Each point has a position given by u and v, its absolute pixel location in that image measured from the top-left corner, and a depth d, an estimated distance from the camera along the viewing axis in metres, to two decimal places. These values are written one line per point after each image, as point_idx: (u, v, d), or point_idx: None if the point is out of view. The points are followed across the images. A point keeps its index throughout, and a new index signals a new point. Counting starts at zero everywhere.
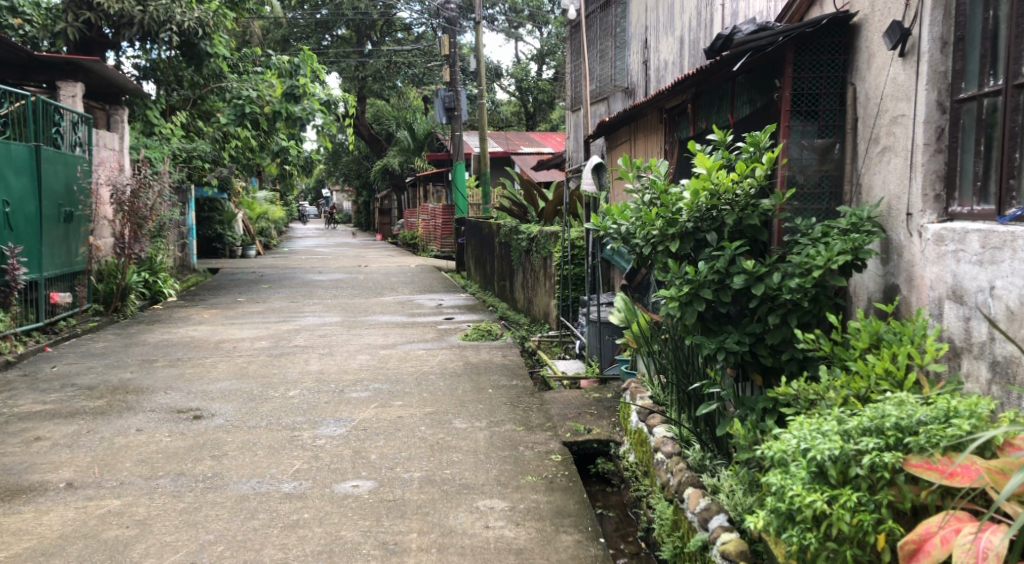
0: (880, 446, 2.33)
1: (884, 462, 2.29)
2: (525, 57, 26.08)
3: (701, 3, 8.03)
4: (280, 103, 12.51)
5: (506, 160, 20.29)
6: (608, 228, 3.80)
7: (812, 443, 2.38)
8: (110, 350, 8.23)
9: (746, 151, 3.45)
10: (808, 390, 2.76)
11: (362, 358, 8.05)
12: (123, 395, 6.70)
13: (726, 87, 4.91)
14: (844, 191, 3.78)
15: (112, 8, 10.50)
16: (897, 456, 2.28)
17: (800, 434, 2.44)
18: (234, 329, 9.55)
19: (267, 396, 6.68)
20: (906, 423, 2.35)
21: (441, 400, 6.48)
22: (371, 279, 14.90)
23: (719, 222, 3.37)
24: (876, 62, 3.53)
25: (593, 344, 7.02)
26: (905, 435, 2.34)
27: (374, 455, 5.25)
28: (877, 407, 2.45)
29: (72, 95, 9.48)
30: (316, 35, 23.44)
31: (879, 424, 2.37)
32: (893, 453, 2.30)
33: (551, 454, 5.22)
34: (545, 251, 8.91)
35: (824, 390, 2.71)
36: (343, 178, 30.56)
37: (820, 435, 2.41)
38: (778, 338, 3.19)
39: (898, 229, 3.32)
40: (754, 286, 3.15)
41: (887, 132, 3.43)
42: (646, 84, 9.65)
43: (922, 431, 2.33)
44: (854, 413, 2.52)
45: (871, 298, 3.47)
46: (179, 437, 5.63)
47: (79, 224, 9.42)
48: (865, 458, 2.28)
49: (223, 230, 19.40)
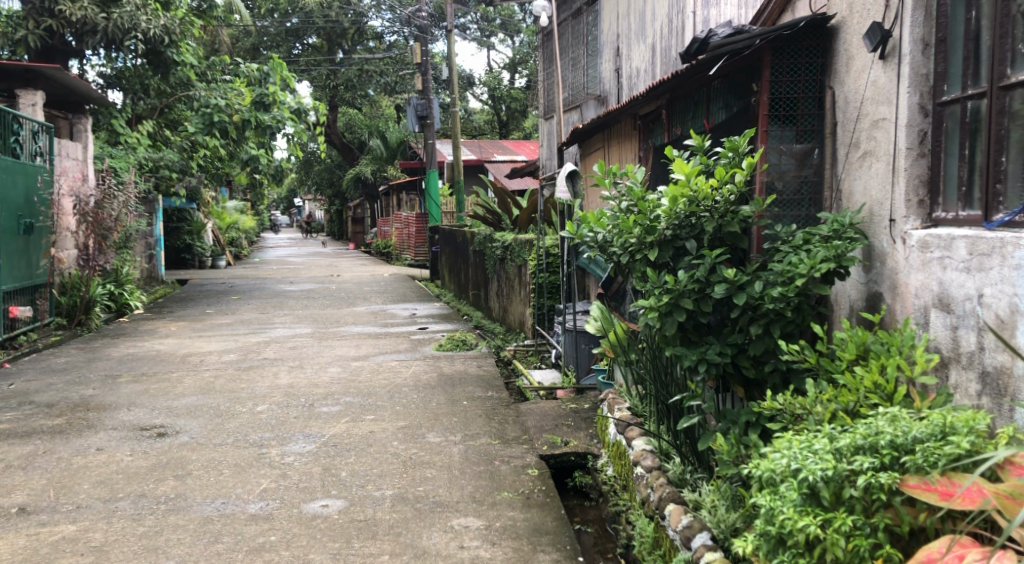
0: (875, 465, 2.24)
1: (881, 483, 2.20)
2: (498, 66, 26.04)
3: (672, 10, 7.98)
4: (249, 111, 12.34)
5: (480, 168, 20.18)
6: (584, 236, 3.68)
7: (803, 463, 2.29)
8: (71, 365, 7.97)
9: (724, 156, 3.35)
10: (795, 404, 2.66)
11: (333, 370, 7.86)
12: (83, 413, 6.47)
13: (702, 93, 4.83)
14: (824, 197, 3.70)
15: (74, 14, 10.28)
16: (893, 476, 2.19)
17: (790, 453, 2.35)
18: (201, 342, 9.32)
19: (234, 412, 6.48)
20: (901, 441, 2.26)
21: (414, 414, 6.32)
22: (344, 289, 14.69)
23: (698, 230, 3.26)
24: (855, 65, 3.45)
25: (569, 353, 6.90)
26: (901, 454, 2.26)
27: (344, 473, 5.09)
28: (870, 423, 2.36)
29: (31, 104, 9.17)
30: (286, 43, 23.21)
31: (873, 442, 2.29)
32: (889, 473, 2.21)
33: (527, 468, 5.08)
34: (519, 259, 8.79)
35: (811, 404, 2.60)
36: (315, 187, 30.29)
37: (812, 454, 2.31)
38: (760, 349, 3.08)
39: (880, 236, 3.23)
40: (736, 295, 3.04)
41: (867, 137, 3.34)
42: (618, 91, 9.59)
43: (918, 450, 2.24)
44: (845, 429, 2.42)
45: (854, 306, 3.38)
46: (141, 457, 5.43)
47: (40, 236, 9.15)
48: (860, 479, 2.19)
49: (192, 240, 19.07)
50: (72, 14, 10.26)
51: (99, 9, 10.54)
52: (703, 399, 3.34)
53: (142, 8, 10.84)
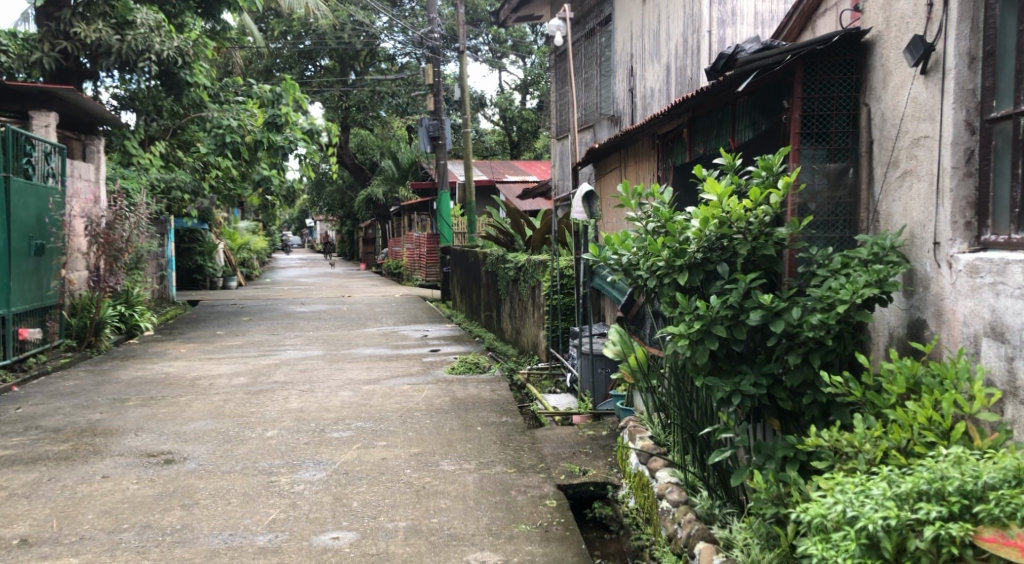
0: (943, 515, 2.16)
1: (952, 535, 2.12)
2: (509, 87, 26.00)
3: (687, 29, 7.85)
4: (262, 132, 12.30)
5: (492, 189, 20.11)
6: (608, 258, 3.52)
7: (860, 511, 2.22)
8: (79, 389, 7.84)
9: (758, 176, 3.20)
10: (841, 440, 2.53)
11: (344, 394, 7.69)
12: (90, 438, 6.33)
13: (726, 110, 4.69)
14: (860, 218, 3.53)
15: (89, 37, 10.29)
16: (965, 529, 2.12)
17: (844, 500, 2.27)
18: (212, 364, 9.18)
19: (244, 438, 6.32)
20: (971, 487, 2.19)
21: (427, 440, 6.14)
22: (355, 310, 14.57)
23: (730, 253, 3.12)
24: (893, 80, 3.30)
25: (586, 377, 6.71)
26: (972, 503, 2.19)
27: (356, 503, 4.91)
28: (933, 466, 2.28)
29: (45, 125, 9.14)
30: (299, 65, 23.27)
31: (940, 489, 2.21)
32: (960, 524, 2.14)
33: (545, 498, 4.90)
34: (533, 280, 8.62)
35: (860, 442, 2.48)
36: (327, 208, 30.30)
37: (869, 500, 2.25)
38: (799, 380, 2.91)
39: (923, 260, 3.06)
40: (772, 323, 2.89)
41: (907, 156, 3.19)
42: (632, 111, 9.45)
43: (991, 498, 2.16)
44: (904, 472, 2.34)
45: (893, 333, 3.21)
46: (148, 485, 5.27)
47: (51, 257, 9.06)
48: (927, 530, 2.11)
49: (203, 261, 18.99)
50: (87, 36, 10.26)
51: (114, 31, 10.53)
52: (736, 433, 3.18)
53: (157, 30, 10.80)
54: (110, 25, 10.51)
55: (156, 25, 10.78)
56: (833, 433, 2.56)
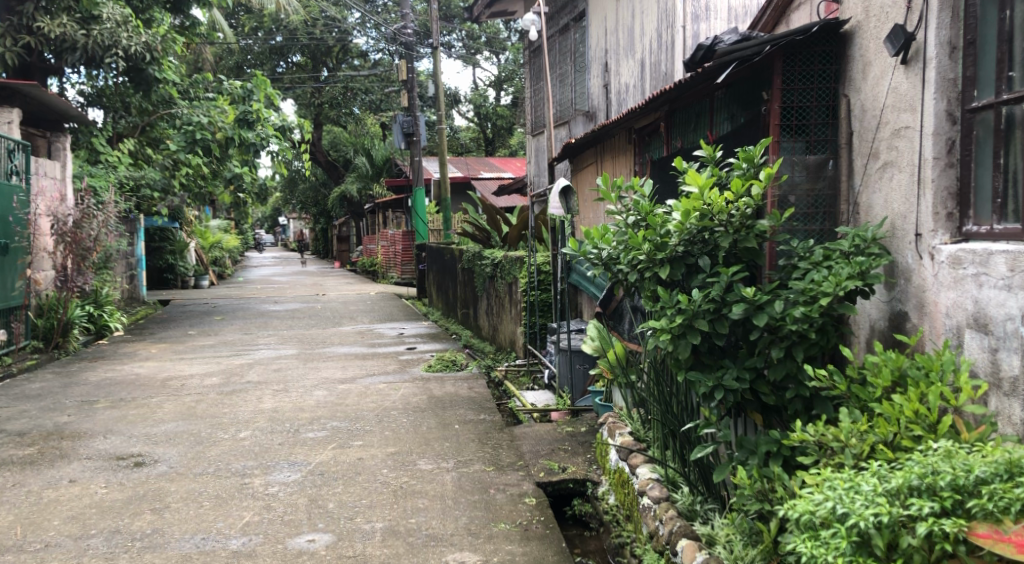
0: (936, 511, 2.14)
1: (945, 532, 2.09)
2: (483, 83, 25.90)
3: (662, 24, 7.82)
4: (233, 129, 12.10)
5: (467, 186, 20.01)
6: (588, 252, 3.47)
7: (851, 508, 2.19)
8: (46, 391, 7.66)
9: (738, 168, 3.15)
10: (826, 435, 2.50)
11: (318, 393, 7.57)
12: (57, 441, 6.17)
13: (704, 103, 4.68)
14: (841, 211, 3.50)
15: (53, 31, 10.06)
16: (959, 525, 2.09)
17: (834, 496, 2.24)
18: (183, 364, 9.01)
19: (216, 439, 6.19)
20: (962, 482, 2.17)
21: (404, 439, 6.06)
22: (329, 308, 14.41)
23: (712, 247, 3.07)
24: (873, 71, 3.27)
25: (564, 374, 6.67)
26: (963, 498, 2.16)
27: (332, 504, 4.82)
28: (923, 461, 2.25)
29: (8, 122, 8.88)
30: (271, 62, 23.01)
31: (931, 485, 2.19)
32: (953, 521, 2.11)
33: (524, 496, 4.84)
34: (510, 277, 8.55)
35: (846, 436, 2.44)
36: (300, 206, 30.04)
37: (860, 497, 2.21)
38: (781, 373, 2.86)
39: (905, 252, 3.04)
40: (755, 316, 2.84)
41: (887, 147, 3.16)
42: (607, 107, 9.40)
43: (984, 492, 2.13)
44: (892, 467, 2.31)
45: (875, 326, 3.18)
46: (117, 489, 5.14)
47: (15, 256, 8.83)
48: (920, 526, 2.08)
49: (174, 260, 18.73)
50: (51, 31, 10.02)
51: (79, 26, 10.31)
52: (719, 429, 3.13)
53: (124, 25, 10.57)
54: (75, 20, 10.27)
55: (124, 20, 10.55)
56: (818, 428, 2.52)
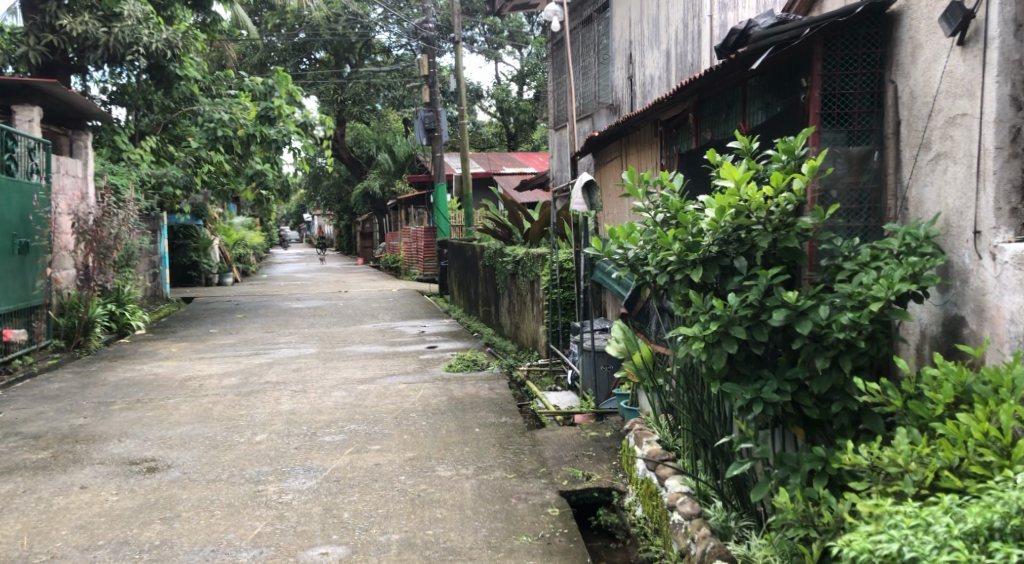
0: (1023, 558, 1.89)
1: None
2: (505, 78, 25.65)
3: (688, 13, 7.57)
4: (254, 126, 11.95)
5: (489, 181, 19.81)
6: (613, 252, 3.24)
7: (921, 551, 1.95)
8: (64, 392, 7.55)
9: (777, 161, 2.91)
10: (883, 458, 2.27)
11: (337, 395, 7.40)
12: (71, 445, 6.04)
13: (735, 92, 4.45)
14: (888, 206, 3.23)
15: (75, 29, 9.93)
16: None
17: (901, 535, 2.00)
18: (202, 364, 8.89)
19: (231, 443, 6.03)
20: None
21: (424, 443, 5.87)
22: (351, 305, 14.27)
23: (749, 246, 2.83)
24: (924, 54, 3.01)
25: (587, 375, 6.43)
26: None
27: (347, 514, 4.63)
28: (1004, 496, 2.01)
29: (28, 120, 8.80)
30: (294, 59, 22.95)
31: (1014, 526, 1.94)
32: None
33: (547, 506, 4.62)
34: (532, 274, 8.32)
35: (905, 461, 2.23)
36: (323, 202, 29.97)
37: (930, 538, 1.98)
38: (827, 386, 2.62)
39: (961, 250, 2.79)
40: (798, 323, 2.60)
41: (941, 136, 2.90)
42: (631, 100, 9.14)
43: None
44: (966, 501, 2.07)
45: (926, 331, 2.94)
46: (128, 496, 4.99)
47: (36, 255, 8.74)
48: None
49: (198, 257, 18.69)
50: (73, 29, 9.92)
51: (100, 23, 10.20)
52: (757, 444, 2.89)
53: (144, 22, 10.45)
54: (97, 17, 10.18)
55: (144, 17, 10.43)
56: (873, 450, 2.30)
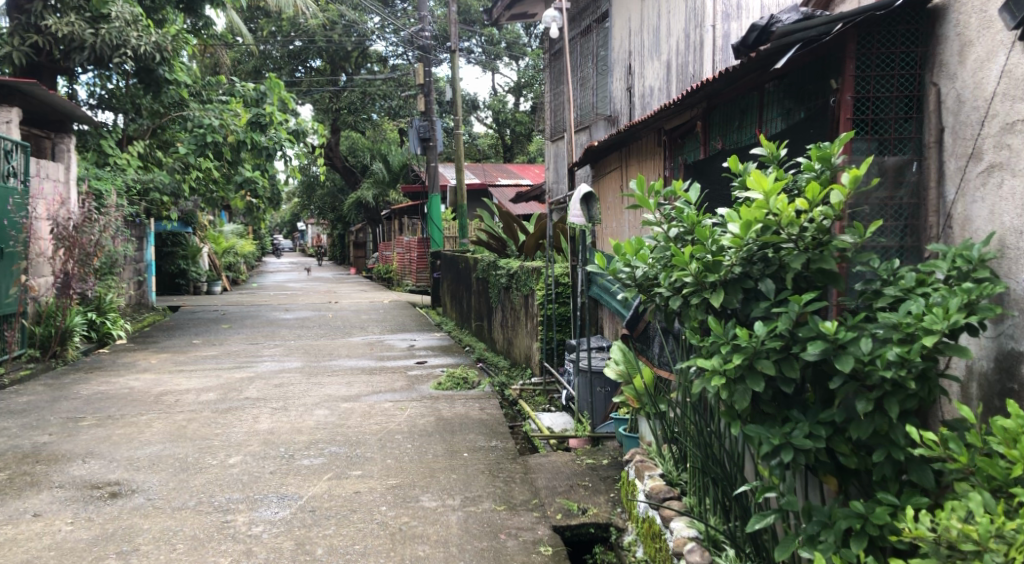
0: None
1: None
2: (502, 89, 25.36)
3: (689, 24, 7.24)
4: (245, 132, 11.50)
5: (484, 192, 19.46)
6: (619, 271, 2.89)
7: None
8: (32, 407, 7.12)
9: (810, 170, 2.54)
10: (955, 531, 1.92)
11: (319, 414, 6.99)
12: (30, 466, 5.62)
13: (751, 97, 4.16)
14: (929, 224, 2.87)
15: (61, 30, 9.49)
16: None
17: None
18: (181, 378, 8.47)
19: (203, 466, 5.61)
20: None
21: (407, 469, 5.46)
22: (340, 317, 13.87)
23: (776, 267, 2.46)
24: (975, 53, 2.67)
25: (584, 398, 6.03)
26: None
27: (321, 550, 4.23)
28: None
29: (6, 122, 8.33)
30: (289, 66, 22.33)
31: None
32: None
33: (539, 545, 4.23)
34: (526, 289, 7.96)
35: (983, 537, 1.87)
36: (317, 211, 29.53)
37: None
38: (868, 432, 2.25)
39: (1020, 276, 2.43)
40: (837, 359, 2.24)
41: (995, 146, 2.56)
42: (630, 111, 8.81)
43: None
44: None
45: (975, 365, 2.60)
46: (84, 526, 4.57)
47: (10, 261, 8.20)
48: None
49: (187, 266, 18.24)
50: (58, 30, 9.47)
51: (88, 25, 9.76)
52: (781, 493, 2.53)
53: (133, 24, 10.01)
54: (84, 19, 9.74)
55: (133, 19, 10.00)
56: (942, 521, 1.96)
